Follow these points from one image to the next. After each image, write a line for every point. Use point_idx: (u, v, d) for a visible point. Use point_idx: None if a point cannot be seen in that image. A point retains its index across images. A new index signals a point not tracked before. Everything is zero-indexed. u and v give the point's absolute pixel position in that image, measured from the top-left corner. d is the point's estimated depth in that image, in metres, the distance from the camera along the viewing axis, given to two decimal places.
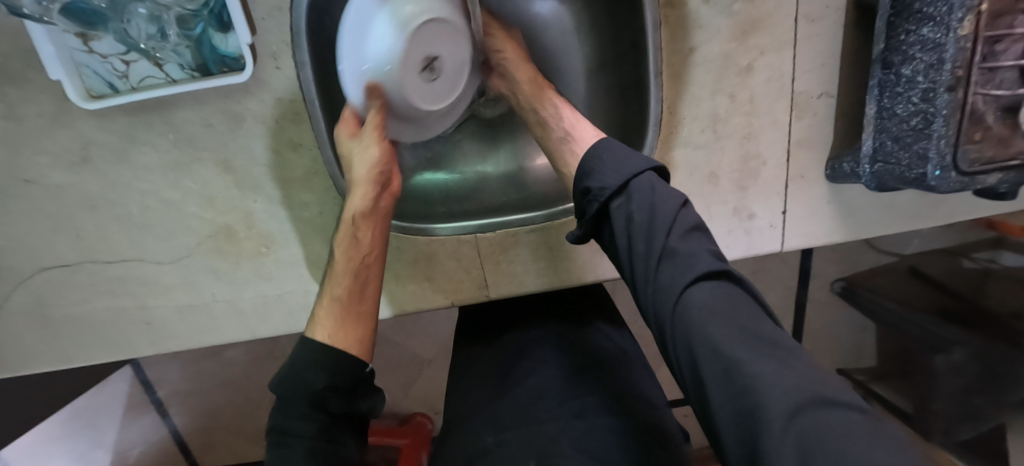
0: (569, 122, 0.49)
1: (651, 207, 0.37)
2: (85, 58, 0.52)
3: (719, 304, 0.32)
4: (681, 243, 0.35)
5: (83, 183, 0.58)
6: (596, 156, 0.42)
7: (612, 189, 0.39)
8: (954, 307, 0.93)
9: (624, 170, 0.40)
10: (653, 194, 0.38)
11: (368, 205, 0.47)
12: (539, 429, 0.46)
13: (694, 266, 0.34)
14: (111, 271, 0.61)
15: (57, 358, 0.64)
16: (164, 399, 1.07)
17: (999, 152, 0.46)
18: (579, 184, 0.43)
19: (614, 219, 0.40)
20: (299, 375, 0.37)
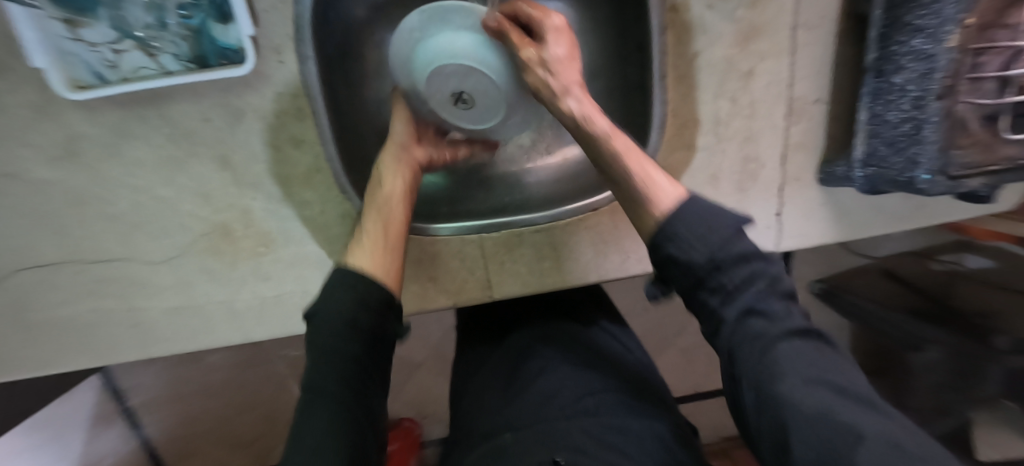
0: (642, 170, 0.44)
1: (743, 267, 0.37)
2: (73, 46, 0.50)
3: (812, 363, 0.33)
4: (767, 303, 0.36)
5: (67, 178, 0.55)
6: (681, 219, 0.39)
7: (709, 261, 0.37)
8: (928, 308, 0.98)
9: (716, 237, 0.38)
10: (744, 255, 0.38)
11: (396, 158, 0.53)
12: (553, 427, 0.46)
13: (783, 326, 0.35)
14: (96, 271, 0.58)
15: (34, 364, 0.61)
16: (136, 408, 1.03)
17: (983, 157, 0.48)
18: (657, 245, 0.40)
19: (702, 282, 0.38)
20: (330, 298, 0.39)
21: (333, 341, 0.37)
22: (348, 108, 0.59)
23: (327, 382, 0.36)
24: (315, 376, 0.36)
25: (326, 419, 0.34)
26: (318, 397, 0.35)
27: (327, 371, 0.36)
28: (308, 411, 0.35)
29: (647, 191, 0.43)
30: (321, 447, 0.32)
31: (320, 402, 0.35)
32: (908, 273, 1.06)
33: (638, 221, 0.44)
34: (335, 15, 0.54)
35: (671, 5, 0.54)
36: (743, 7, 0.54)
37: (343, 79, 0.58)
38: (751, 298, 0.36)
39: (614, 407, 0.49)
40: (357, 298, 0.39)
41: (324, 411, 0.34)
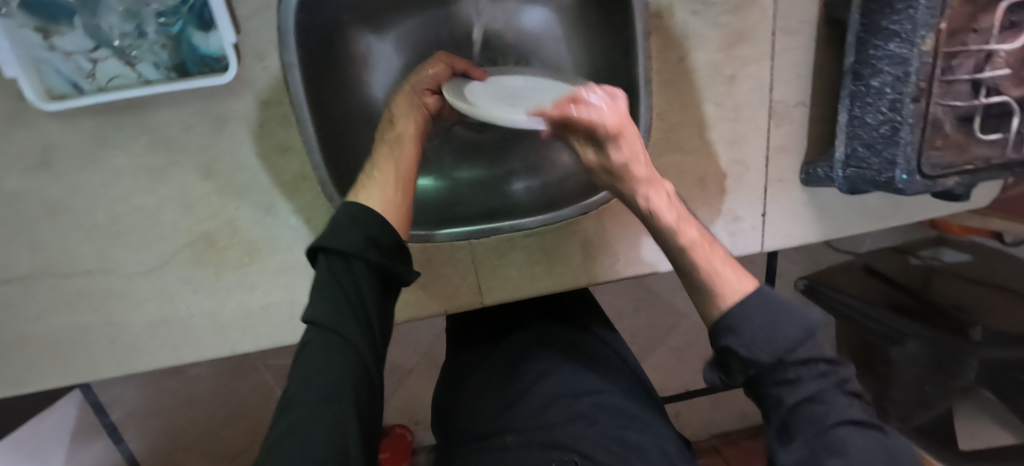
0: (706, 263, 0.38)
1: (808, 355, 0.32)
2: (46, 54, 0.49)
3: (876, 453, 0.29)
4: (834, 398, 0.31)
5: (42, 189, 0.53)
6: (746, 314, 0.34)
7: (776, 358, 0.32)
8: (909, 304, 1.03)
9: (785, 334, 0.33)
10: (809, 341, 0.33)
11: (416, 98, 0.49)
12: (551, 433, 0.47)
13: (844, 416, 0.30)
14: (74, 284, 0.56)
15: (8, 381, 0.59)
16: (119, 422, 1.00)
17: (956, 157, 0.50)
18: (717, 335, 0.35)
19: (768, 378, 0.33)
20: (351, 234, 0.34)
21: (351, 283, 0.33)
22: (335, 115, 0.58)
23: (343, 324, 0.32)
24: (327, 314, 0.32)
25: (343, 367, 0.30)
26: (331, 338, 0.31)
27: (342, 312, 0.32)
28: (316, 352, 0.31)
29: (713, 281, 0.37)
30: (336, 397, 0.29)
31: (334, 347, 0.31)
32: (885, 269, 1.12)
33: (697, 307, 0.38)
34: (321, 22, 0.53)
35: (657, 11, 0.55)
36: (726, 13, 0.55)
37: (329, 86, 0.57)
38: (819, 391, 0.31)
39: (610, 412, 0.50)
40: (380, 242, 0.35)
41: (340, 357, 0.31)
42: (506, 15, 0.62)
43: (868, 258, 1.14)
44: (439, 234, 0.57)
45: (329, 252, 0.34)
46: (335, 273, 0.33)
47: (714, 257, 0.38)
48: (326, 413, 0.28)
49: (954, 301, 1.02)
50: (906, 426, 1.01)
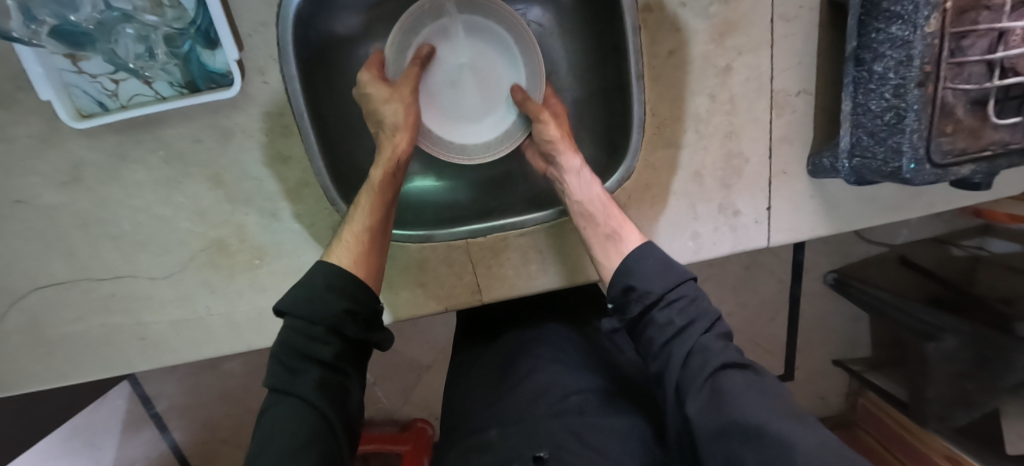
0: (615, 220, 0.53)
1: (689, 312, 0.42)
2: (74, 78, 0.53)
3: (746, 383, 0.38)
4: (707, 340, 0.41)
5: (74, 201, 0.58)
6: (642, 255, 0.48)
7: (658, 296, 0.44)
8: (948, 296, 0.99)
9: (667, 278, 0.45)
10: (690, 301, 0.43)
11: (400, 155, 0.53)
12: (537, 425, 0.47)
13: (720, 357, 0.39)
14: (104, 289, 0.61)
15: (50, 377, 0.64)
16: (163, 413, 1.10)
17: (970, 143, 0.47)
18: (620, 280, 0.47)
19: (656, 321, 0.43)
20: (316, 305, 0.41)
21: (314, 346, 0.40)
22: (334, 122, 0.61)
23: (303, 389, 0.38)
24: (293, 383, 0.39)
25: (303, 426, 0.36)
26: (295, 402, 0.38)
27: (304, 377, 0.39)
28: (281, 415, 0.37)
29: (618, 232, 0.52)
30: (299, 450, 0.34)
31: (295, 410, 0.37)
32: (923, 261, 1.09)
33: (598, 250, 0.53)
34: (315, 33, 0.56)
35: (645, 5, 0.54)
36: (718, 3, 0.54)
37: (325, 94, 0.59)
38: (694, 336, 0.41)
39: (601, 406, 0.50)
40: (339, 308, 0.42)
41: (301, 419, 0.37)
42: None
43: (904, 249, 1.16)
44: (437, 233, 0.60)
45: (294, 319, 0.41)
46: (299, 342, 0.40)
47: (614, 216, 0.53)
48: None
49: (1002, 294, 0.94)
50: (945, 427, 0.95)
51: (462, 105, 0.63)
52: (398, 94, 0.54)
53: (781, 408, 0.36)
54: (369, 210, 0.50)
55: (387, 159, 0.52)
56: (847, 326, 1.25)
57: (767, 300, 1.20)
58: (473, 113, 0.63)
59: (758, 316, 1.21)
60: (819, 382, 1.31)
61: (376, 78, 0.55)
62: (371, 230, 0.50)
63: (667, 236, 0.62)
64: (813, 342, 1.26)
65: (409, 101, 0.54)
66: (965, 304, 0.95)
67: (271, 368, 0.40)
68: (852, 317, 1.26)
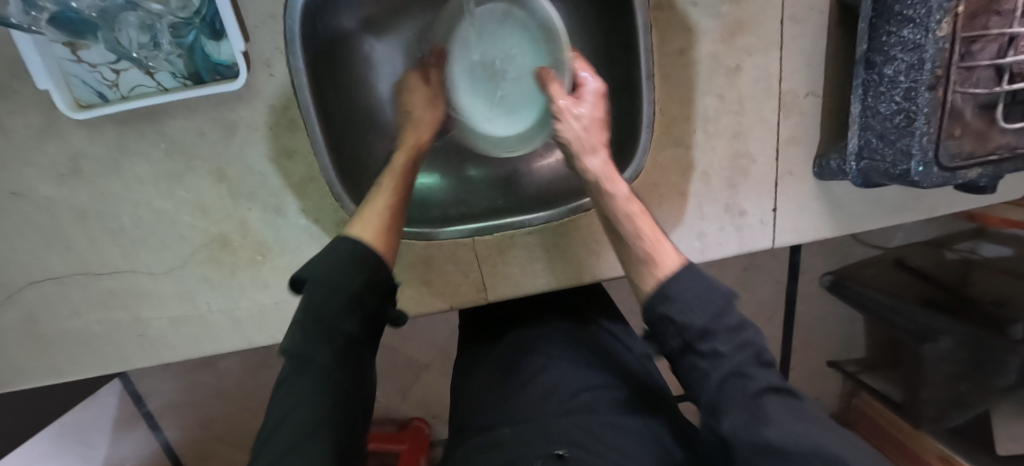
0: (648, 240, 0.44)
1: (731, 334, 0.37)
2: (74, 67, 0.52)
3: (789, 411, 0.34)
4: (747, 363, 0.36)
5: (73, 194, 0.57)
6: (681, 281, 0.40)
7: (700, 327, 0.38)
8: (946, 299, 1.00)
9: (709, 304, 0.38)
10: (731, 320, 0.38)
11: (422, 143, 0.56)
12: (550, 423, 0.47)
13: (760, 382, 0.36)
14: (102, 284, 0.60)
15: (46, 374, 0.63)
16: (156, 412, 1.09)
17: (977, 147, 0.48)
18: (650, 305, 0.40)
19: (696, 350, 0.38)
20: (337, 276, 0.40)
21: (334, 318, 0.39)
22: (340, 117, 0.60)
23: (321, 364, 0.38)
24: (311, 355, 0.38)
25: (320, 402, 0.36)
26: (311, 376, 0.37)
27: (322, 351, 0.38)
28: (298, 388, 0.37)
29: (652, 252, 0.44)
30: (314, 430, 0.34)
31: (311, 384, 0.37)
32: (919, 263, 1.11)
33: (628, 267, 0.45)
34: (323, 26, 0.55)
35: (657, 3, 0.54)
36: (729, 3, 0.54)
37: (333, 88, 0.59)
38: (735, 361, 0.36)
39: (612, 403, 0.50)
40: (360, 281, 0.41)
41: (318, 394, 0.36)
42: None
43: (899, 252, 1.16)
44: (441, 231, 0.59)
45: (314, 289, 0.40)
46: (319, 311, 0.39)
47: (646, 229, 0.45)
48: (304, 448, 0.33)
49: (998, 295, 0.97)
50: (939, 427, 0.98)
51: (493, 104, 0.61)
52: (432, 96, 0.59)
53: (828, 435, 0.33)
54: (388, 193, 0.50)
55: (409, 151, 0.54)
56: (843, 327, 1.26)
57: (765, 301, 1.20)
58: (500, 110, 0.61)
59: (756, 317, 1.22)
60: (814, 382, 1.32)
61: (417, 78, 0.59)
62: (392, 212, 0.49)
63: (674, 236, 0.62)
64: (809, 343, 1.27)
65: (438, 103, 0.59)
66: (961, 309, 0.97)
67: (287, 337, 0.39)
68: (847, 319, 1.25)
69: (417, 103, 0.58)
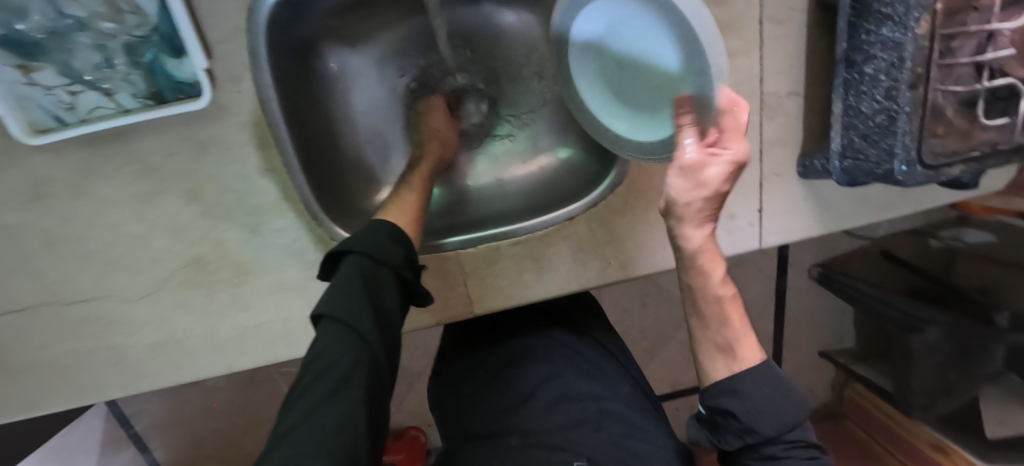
0: (733, 329, 0.43)
1: (791, 440, 0.42)
2: (29, 90, 0.50)
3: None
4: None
5: (36, 222, 0.54)
6: (756, 383, 0.42)
7: (766, 436, 0.41)
8: (929, 289, 1.03)
9: (779, 414, 0.41)
10: (796, 430, 0.42)
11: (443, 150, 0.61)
12: (560, 432, 0.52)
13: None
14: (72, 313, 0.58)
15: (19, 408, 0.61)
16: (143, 433, 1.08)
17: (961, 145, 0.48)
18: (718, 399, 0.43)
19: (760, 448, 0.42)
20: (381, 247, 0.44)
21: (376, 282, 0.42)
22: (315, 131, 0.59)
23: (364, 322, 0.38)
24: (354, 312, 0.39)
25: (362, 356, 0.37)
26: (353, 332, 0.38)
27: (365, 311, 0.39)
28: (336, 336, 0.38)
29: (735, 342, 0.43)
30: (355, 380, 0.35)
31: (353, 340, 0.37)
32: (905, 255, 1.13)
33: (699, 349, 0.44)
34: (291, 37, 0.54)
35: None
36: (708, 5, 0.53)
37: (303, 103, 0.57)
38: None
39: (610, 415, 0.56)
40: (399, 255, 0.45)
41: (360, 349, 0.37)
42: (480, 17, 0.65)
43: (883, 242, 1.16)
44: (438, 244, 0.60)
45: (360, 254, 0.43)
46: (363, 274, 0.42)
47: (734, 326, 0.43)
48: (347, 395, 0.34)
49: (977, 284, 1.00)
50: (931, 415, 0.97)
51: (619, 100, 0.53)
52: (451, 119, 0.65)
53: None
54: (419, 188, 0.55)
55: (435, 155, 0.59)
56: (833, 319, 1.28)
57: (755, 296, 1.21)
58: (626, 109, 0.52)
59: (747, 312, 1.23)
60: (808, 375, 1.33)
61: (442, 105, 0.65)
62: (421, 203, 0.54)
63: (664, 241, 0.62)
64: (801, 336, 1.28)
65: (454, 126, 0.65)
66: (949, 297, 0.98)
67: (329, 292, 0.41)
68: (836, 311, 1.27)
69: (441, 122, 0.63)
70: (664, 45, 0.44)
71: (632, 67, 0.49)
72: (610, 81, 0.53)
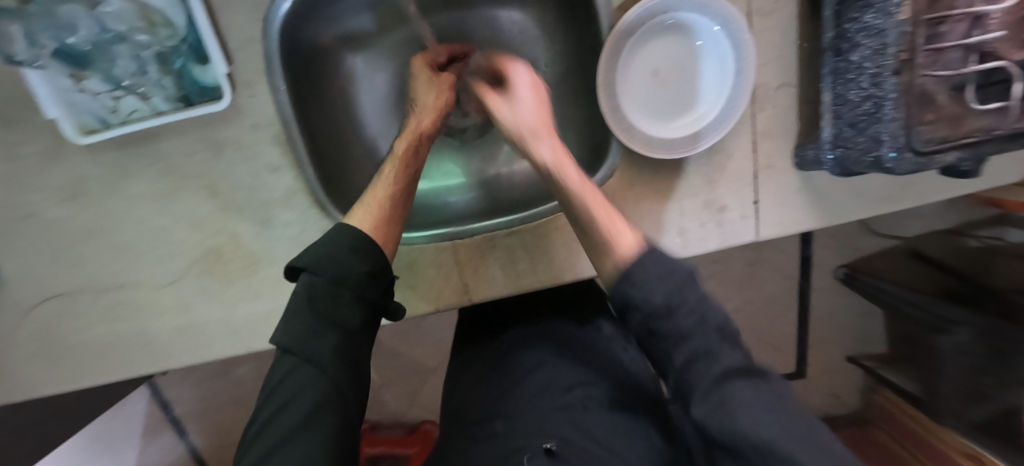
0: (606, 218, 0.45)
1: (696, 314, 0.37)
2: (79, 96, 0.56)
3: (757, 394, 0.33)
4: (713, 342, 0.36)
5: (80, 215, 0.61)
6: (642, 261, 0.40)
7: (664, 306, 0.38)
8: (958, 286, 0.98)
9: (670, 280, 0.38)
10: (690, 288, 0.38)
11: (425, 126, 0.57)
12: (541, 419, 0.54)
13: (728, 363, 0.35)
14: (109, 297, 0.64)
15: (60, 386, 0.67)
16: (179, 419, 1.16)
17: (952, 131, 0.46)
18: (617, 294, 0.40)
19: (660, 332, 0.38)
20: (343, 267, 0.45)
21: (335, 310, 0.43)
22: (323, 130, 0.63)
23: (323, 357, 0.41)
24: (312, 345, 0.42)
25: (321, 391, 0.40)
26: (312, 365, 0.41)
27: (324, 344, 0.42)
28: (299, 374, 0.41)
29: (610, 236, 0.44)
30: (315, 414, 0.38)
31: (312, 378, 0.40)
32: (935, 254, 1.08)
33: (597, 258, 0.45)
34: (304, 43, 0.59)
35: (620, 5, 0.57)
36: None
37: (311, 106, 0.62)
38: (701, 339, 0.36)
39: (600, 400, 0.57)
40: (360, 271, 0.46)
41: (321, 381, 0.40)
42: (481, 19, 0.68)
43: (916, 242, 1.15)
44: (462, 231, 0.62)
45: (317, 277, 0.44)
46: (320, 302, 0.43)
47: (607, 214, 0.45)
48: (305, 436, 0.37)
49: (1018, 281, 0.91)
50: (964, 424, 0.91)
51: (633, 95, 0.59)
52: (438, 79, 0.60)
53: (794, 430, 0.31)
54: (389, 181, 0.54)
55: (410, 133, 0.57)
56: (857, 320, 1.23)
57: (772, 295, 1.19)
58: (638, 106, 0.59)
59: (764, 312, 1.21)
60: (830, 379, 1.28)
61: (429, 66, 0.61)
62: (391, 199, 0.53)
63: (652, 232, 0.62)
64: (823, 339, 1.24)
65: (442, 89, 0.60)
66: (977, 295, 0.94)
67: (290, 322, 0.43)
68: (860, 312, 1.23)
69: (423, 94, 0.60)
70: (712, 80, 0.58)
71: (671, 84, 0.59)
72: (647, 88, 0.59)
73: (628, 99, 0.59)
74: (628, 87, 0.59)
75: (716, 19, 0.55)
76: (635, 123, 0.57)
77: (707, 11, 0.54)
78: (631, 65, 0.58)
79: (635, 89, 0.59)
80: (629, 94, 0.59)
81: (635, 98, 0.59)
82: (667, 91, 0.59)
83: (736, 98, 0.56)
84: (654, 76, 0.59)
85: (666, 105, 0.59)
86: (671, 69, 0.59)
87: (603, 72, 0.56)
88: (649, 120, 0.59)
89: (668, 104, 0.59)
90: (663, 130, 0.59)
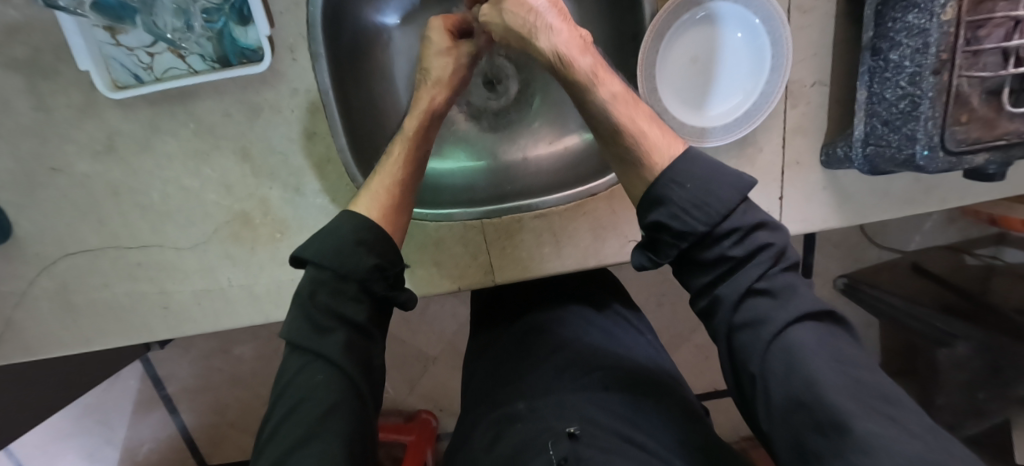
0: (636, 118, 0.45)
1: (751, 244, 0.39)
2: (113, 50, 0.56)
3: (821, 343, 0.35)
4: (772, 278, 0.38)
5: (108, 171, 0.61)
6: (687, 165, 0.41)
7: (709, 231, 0.39)
8: (959, 304, 0.99)
9: (722, 199, 0.39)
10: (747, 221, 0.39)
11: (433, 102, 0.57)
12: (565, 398, 0.54)
13: (792, 309, 0.36)
14: (131, 257, 0.63)
15: (72, 347, 0.66)
16: (173, 396, 1.15)
17: (984, 134, 0.48)
18: (654, 217, 0.41)
19: (705, 255, 0.40)
20: (348, 261, 0.44)
21: (343, 305, 0.44)
22: (359, 102, 0.63)
23: (335, 355, 0.42)
24: (321, 344, 0.42)
25: (334, 390, 0.40)
26: (324, 363, 0.42)
27: (334, 343, 0.42)
28: (311, 372, 0.41)
29: (645, 141, 0.43)
30: (329, 414, 0.39)
31: (322, 379, 0.41)
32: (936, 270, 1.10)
33: (632, 176, 0.45)
34: (347, 11, 0.60)
35: None
36: None
37: (351, 76, 0.62)
38: (748, 268, 0.38)
39: (619, 381, 0.56)
40: (366, 265, 0.45)
41: (335, 380, 0.41)
42: None
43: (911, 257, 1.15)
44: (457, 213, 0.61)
45: (325, 270, 0.44)
46: (324, 298, 0.44)
47: (636, 115, 0.45)
48: (320, 436, 0.38)
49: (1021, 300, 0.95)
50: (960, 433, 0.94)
51: (669, 80, 0.60)
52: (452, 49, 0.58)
53: (859, 381, 0.33)
54: (396, 166, 0.54)
55: (421, 111, 0.56)
56: None
57: None
58: (673, 92, 0.60)
59: None
60: None
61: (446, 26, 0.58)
62: (398, 185, 0.53)
63: None
64: None
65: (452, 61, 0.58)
66: (977, 310, 0.96)
67: (299, 319, 0.43)
68: None
69: (434, 63, 0.57)
70: (748, 72, 0.59)
71: (708, 73, 0.60)
72: (684, 74, 0.60)
73: (664, 82, 0.59)
74: (665, 72, 0.59)
75: (758, 14, 0.57)
76: (669, 108, 0.59)
77: (751, 5, 0.56)
78: (671, 49, 0.59)
79: (672, 74, 0.60)
80: (665, 78, 0.59)
81: (671, 84, 0.60)
82: (703, 79, 0.60)
83: (769, 93, 0.58)
84: (691, 63, 0.60)
85: (701, 94, 0.60)
86: (709, 58, 0.60)
87: (643, 54, 0.57)
88: (683, 107, 0.60)
89: (703, 92, 0.60)
90: (696, 117, 0.60)
